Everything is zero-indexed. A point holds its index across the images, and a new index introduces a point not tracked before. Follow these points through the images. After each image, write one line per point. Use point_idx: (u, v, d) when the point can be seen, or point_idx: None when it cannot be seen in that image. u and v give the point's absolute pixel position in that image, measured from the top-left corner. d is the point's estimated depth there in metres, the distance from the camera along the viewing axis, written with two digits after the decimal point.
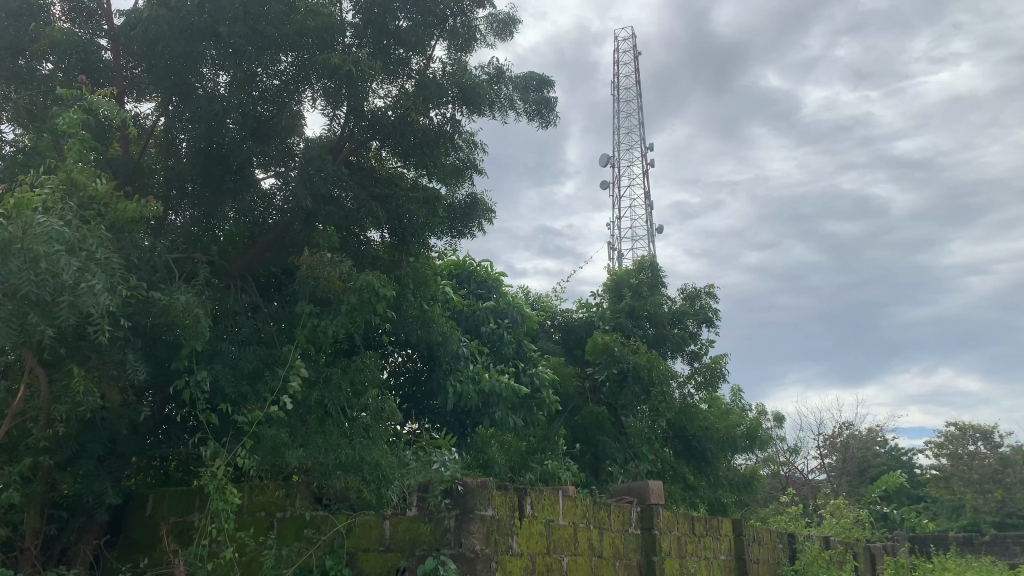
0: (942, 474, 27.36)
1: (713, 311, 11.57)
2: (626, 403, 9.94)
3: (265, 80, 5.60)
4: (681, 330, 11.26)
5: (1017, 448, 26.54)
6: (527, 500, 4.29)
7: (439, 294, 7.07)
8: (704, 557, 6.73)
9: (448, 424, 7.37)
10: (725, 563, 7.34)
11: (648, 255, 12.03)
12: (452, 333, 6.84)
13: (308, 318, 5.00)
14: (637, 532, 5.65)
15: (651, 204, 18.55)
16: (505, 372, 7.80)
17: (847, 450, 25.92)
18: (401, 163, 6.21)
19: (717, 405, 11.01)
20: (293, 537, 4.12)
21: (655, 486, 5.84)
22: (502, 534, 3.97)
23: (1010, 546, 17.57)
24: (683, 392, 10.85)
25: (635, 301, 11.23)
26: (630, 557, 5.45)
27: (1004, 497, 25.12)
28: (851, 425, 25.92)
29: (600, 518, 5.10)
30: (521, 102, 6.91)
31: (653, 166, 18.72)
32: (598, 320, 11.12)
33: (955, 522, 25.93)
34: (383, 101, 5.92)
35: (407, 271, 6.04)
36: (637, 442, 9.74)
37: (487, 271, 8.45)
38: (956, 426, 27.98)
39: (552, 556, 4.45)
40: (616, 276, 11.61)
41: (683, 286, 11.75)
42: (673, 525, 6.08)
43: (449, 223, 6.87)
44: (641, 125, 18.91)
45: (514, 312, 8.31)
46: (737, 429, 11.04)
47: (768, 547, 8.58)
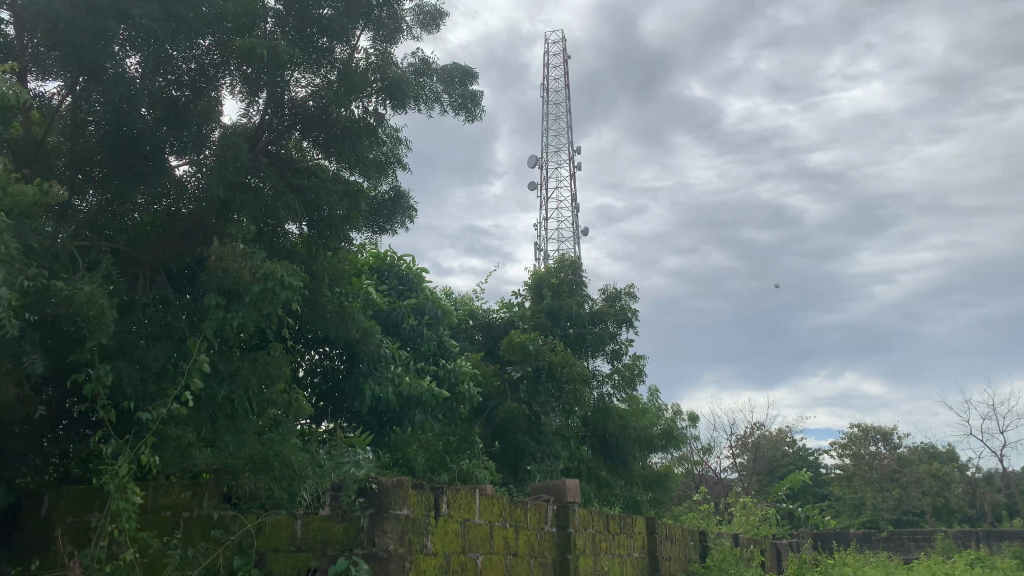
0: (844, 473, 28.60)
1: (632, 311, 11.77)
2: (547, 405, 10.11)
3: (182, 64, 5.39)
4: (599, 330, 11.43)
5: (914, 449, 27.96)
6: (444, 498, 4.26)
7: (359, 292, 7.00)
8: (618, 554, 6.83)
9: (365, 423, 7.36)
10: (638, 560, 7.47)
11: (570, 255, 12.16)
12: (371, 331, 6.81)
13: (215, 310, 4.83)
14: (552, 530, 5.68)
15: (577, 206, 18.76)
16: (426, 371, 7.78)
17: (757, 450, 26.82)
18: (322, 154, 6.11)
19: (635, 404, 11.22)
20: (199, 537, 4.01)
21: (572, 484, 5.87)
22: (417, 534, 3.93)
23: (905, 542, 18.46)
24: (601, 391, 11.01)
25: (556, 301, 11.33)
26: (545, 555, 5.48)
27: (901, 495, 26.41)
28: (762, 426, 26.82)
29: (516, 516, 5.10)
30: (446, 95, 6.88)
31: (581, 169, 18.95)
32: (519, 321, 11.11)
33: (855, 519, 27.11)
34: (305, 91, 5.84)
35: (322, 264, 5.94)
36: (553, 441, 9.95)
37: (409, 267, 8.38)
38: (859, 428, 29.24)
39: (467, 555, 4.43)
40: (538, 275, 11.68)
41: (604, 287, 11.93)
42: (588, 523, 6.15)
43: (372, 218, 6.79)
44: (569, 128, 19.14)
45: (433, 307, 8.17)
46: (652, 428, 11.27)
47: (680, 544, 8.78)
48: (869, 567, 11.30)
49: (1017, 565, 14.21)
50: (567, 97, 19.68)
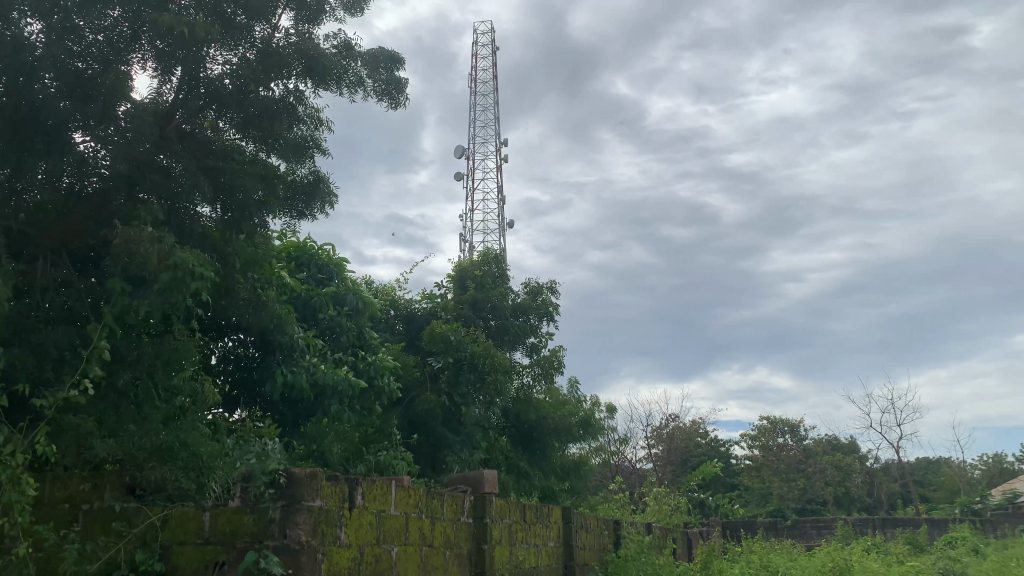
0: (753, 464, 29.66)
1: (553, 306, 11.95)
2: (467, 396, 9.99)
3: (89, 36, 5.12)
4: (521, 322, 11.52)
5: (818, 441, 29.19)
6: (358, 490, 4.20)
7: (274, 278, 6.79)
8: (533, 544, 6.87)
9: (280, 412, 7.22)
10: (553, 550, 7.54)
11: (494, 247, 12.18)
12: (287, 317, 6.68)
13: (119, 297, 4.58)
14: (469, 521, 5.67)
15: (502, 198, 18.81)
16: (343, 362, 7.67)
17: (672, 442, 27.54)
18: (238, 135, 5.91)
19: (555, 396, 11.37)
20: (100, 531, 3.83)
21: (490, 475, 5.89)
22: (330, 525, 3.86)
23: (808, 529, 19.24)
24: (520, 382, 11.13)
25: (480, 293, 11.33)
26: (461, 546, 5.47)
27: (805, 485, 27.57)
28: (677, 418, 27.50)
29: (432, 507, 5.07)
30: (370, 80, 6.76)
31: (507, 161, 19.00)
32: (441, 312, 11.03)
33: (761, 508, 28.14)
34: (220, 69, 5.62)
35: (234, 248, 5.79)
36: (473, 432, 9.86)
37: (329, 256, 8.22)
38: (767, 420, 30.33)
39: (381, 547, 4.38)
40: (461, 267, 11.65)
41: (527, 281, 12.06)
42: (505, 514, 6.18)
43: (291, 202, 6.58)
44: (496, 120, 19.16)
45: (355, 298, 8.10)
46: (572, 419, 11.41)
47: (595, 533, 8.94)
48: (773, 554, 11.75)
49: (908, 551, 15.00)
50: (495, 88, 19.69)
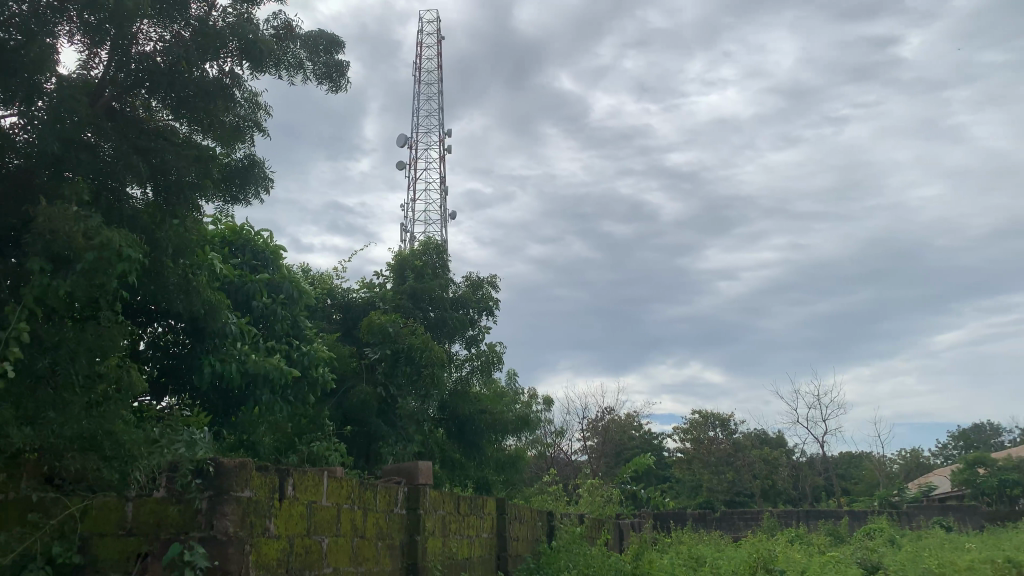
0: (685, 456, 30.31)
1: (493, 300, 11.98)
2: (403, 388, 9.89)
3: (13, 5, 4.87)
4: (460, 314, 11.50)
5: (748, 435, 29.97)
6: (289, 480, 4.13)
7: (207, 264, 6.58)
8: (466, 535, 6.87)
9: (210, 401, 7.05)
10: (486, 542, 7.55)
11: (435, 237, 12.12)
12: (219, 304, 6.52)
13: (39, 276, 4.37)
14: (403, 511, 5.64)
15: (445, 188, 18.73)
16: (276, 351, 7.51)
17: (607, 434, 27.96)
18: (171, 116, 5.74)
19: (492, 389, 11.40)
20: (15, 522, 3.65)
21: (425, 466, 5.88)
22: (259, 516, 3.79)
23: (735, 520, 19.73)
24: (458, 374, 11.12)
25: (419, 283, 11.26)
26: (394, 537, 5.43)
27: (734, 477, 28.31)
28: (612, 411, 27.90)
29: (365, 499, 5.03)
30: (310, 63, 6.65)
31: (450, 151, 18.90)
32: (379, 301, 10.93)
33: (692, 499, 28.77)
34: (153, 46, 5.48)
35: (166, 233, 5.56)
36: (408, 424, 9.77)
37: (264, 242, 8.04)
38: (700, 414, 31.02)
39: (311, 538, 4.32)
40: (401, 256, 11.56)
41: (467, 274, 12.07)
42: (439, 505, 6.17)
43: (226, 186, 6.44)
44: (440, 109, 19.04)
45: (290, 287, 7.96)
46: (508, 412, 11.47)
47: (528, 524, 9.00)
48: (701, 545, 12.04)
49: (829, 541, 15.51)
50: (440, 77, 19.57)
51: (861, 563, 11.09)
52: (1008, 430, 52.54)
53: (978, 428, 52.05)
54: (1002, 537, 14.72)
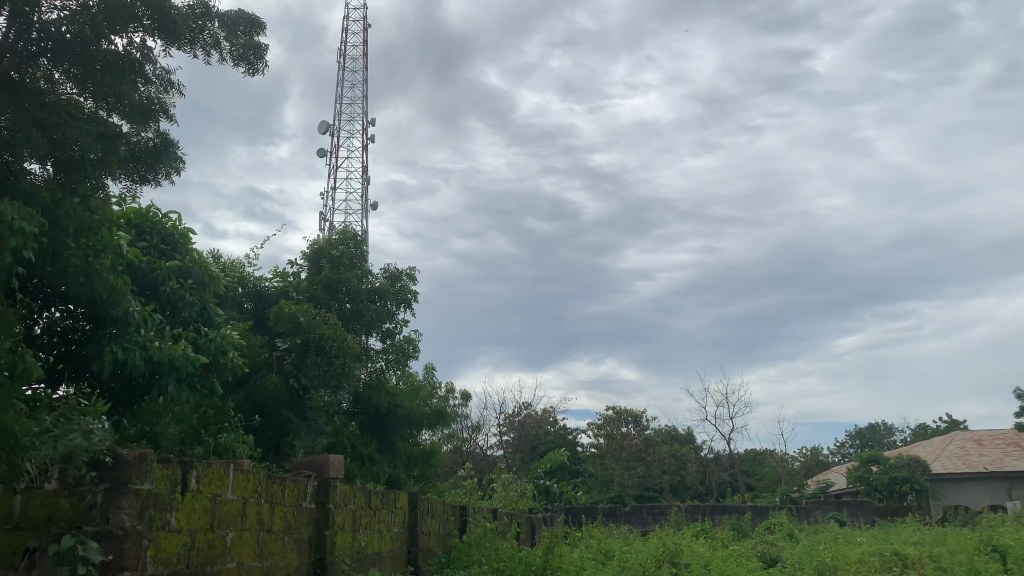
0: (598, 452, 30.84)
1: (412, 293, 12.00)
2: (316, 380, 9.70)
3: None
4: (377, 306, 11.40)
5: (658, 432, 30.70)
6: (192, 473, 4.00)
7: (112, 246, 6.31)
8: (377, 529, 6.80)
9: (112, 390, 6.76)
10: (397, 536, 7.48)
11: (352, 228, 11.92)
12: (123, 289, 6.25)
13: None
14: (311, 505, 5.54)
15: (367, 178, 18.50)
16: (183, 338, 7.24)
17: (522, 429, 28.20)
18: (76, 89, 5.43)
19: (409, 384, 11.45)
20: None
21: (335, 460, 5.77)
22: (159, 510, 3.67)
23: (644, 515, 20.16)
24: (372, 367, 10.97)
25: (334, 274, 11.09)
26: (301, 532, 5.32)
27: (644, 473, 28.99)
28: (528, 406, 28.16)
29: (272, 492, 4.90)
30: (227, 43, 6.43)
31: (373, 141, 18.67)
32: (293, 291, 10.66)
33: (603, 494, 29.32)
34: (57, 16, 5.23)
35: (66, 212, 5.25)
36: (319, 417, 9.61)
37: (173, 225, 7.77)
38: (614, 411, 31.61)
39: (215, 533, 4.20)
40: (316, 245, 11.30)
41: (385, 265, 12.02)
42: (350, 499, 6.10)
43: (134, 166, 6.16)
44: (364, 98, 18.78)
45: (200, 272, 7.71)
46: (425, 406, 11.47)
47: (440, 518, 8.97)
48: (610, 539, 12.30)
49: (732, 535, 16.05)
50: (364, 66, 19.31)
51: (760, 557, 11.53)
52: (900, 430, 55.47)
53: (873, 428, 54.79)
54: (889, 531, 15.53)
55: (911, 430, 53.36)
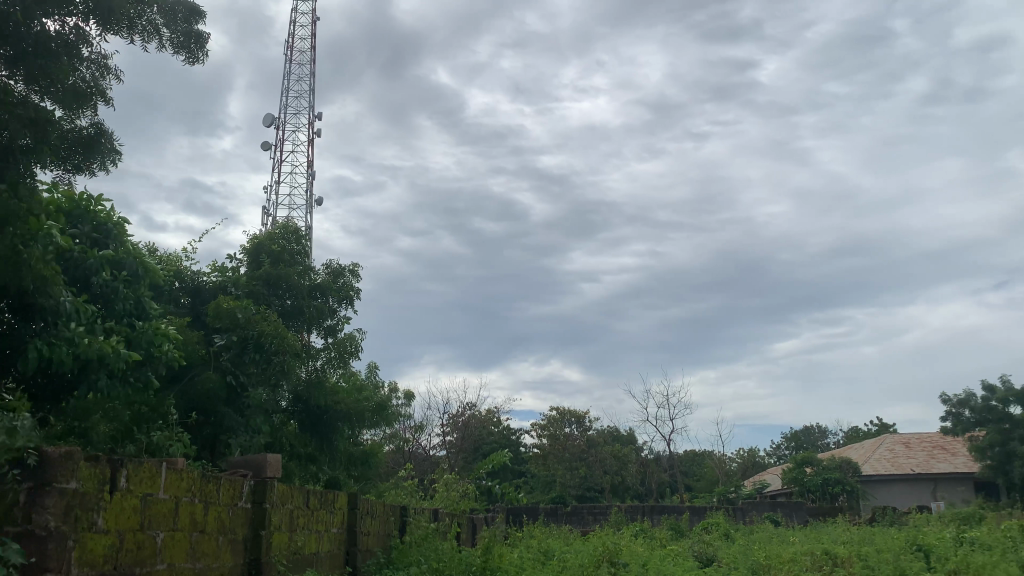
0: (541, 453, 30.95)
1: (353, 290, 11.95)
2: (254, 377, 9.51)
3: None
4: (319, 303, 11.32)
5: (600, 432, 30.98)
6: (122, 472, 3.88)
7: (42, 234, 6.06)
8: (314, 530, 6.70)
9: (37, 386, 6.49)
10: (335, 536, 7.38)
11: (294, 223, 11.75)
12: (53, 279, 6.01)
13: None
14: (247, 505, 5.42)
15: (312, 173, 18.23)
16: (115, 332, 7.01)
17: (466, 429, 28.15)
18: (4, 71, 5.21)
19: (351, 382, 11.31)
20: None
21: (273, 459, 5.71)
22: (86, 510, 3.55)
23: (585, 515, 20.30)
24: (313, 365, 10.86)
25: (274, 269, 10.89)
26: (235, 533, 5.19)
27: (586, 473, 29.21)
28: (472, 407, 28.13)
29: (206, 491, 4.78)
30: (166, 30, 6.27)
31: (319, 135, 18.41)
32: (232, 286, 10.40)
33: (545, 494, 29.44)
34: None
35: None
36: (257, 415, 9.41)
37: (107, 215, 7.50)
38: (557, 411, 31.76)
39: (144, 534, 4.07)
40: (257, 239, 11.07)
41: (328, 262, 11.96)
42: (287, 499, 5.99)
43: (66, 155, 5.95)
44: (310, 91, 18.51)
45: (134, 263, 7.47)
46: (366, 406, 11.34)
47: (380, 519, 8.87)
48: (551, 539, 12.35)
49: (670, 535, 16.27)
50: (312, 58, 19.04)
51: (696, 557, 11.71)
52: (833, 432, 57.06)
53: (808, 431, 56.29)
54: (821, 531, 15.93)
55: (843, 433, 55.02)
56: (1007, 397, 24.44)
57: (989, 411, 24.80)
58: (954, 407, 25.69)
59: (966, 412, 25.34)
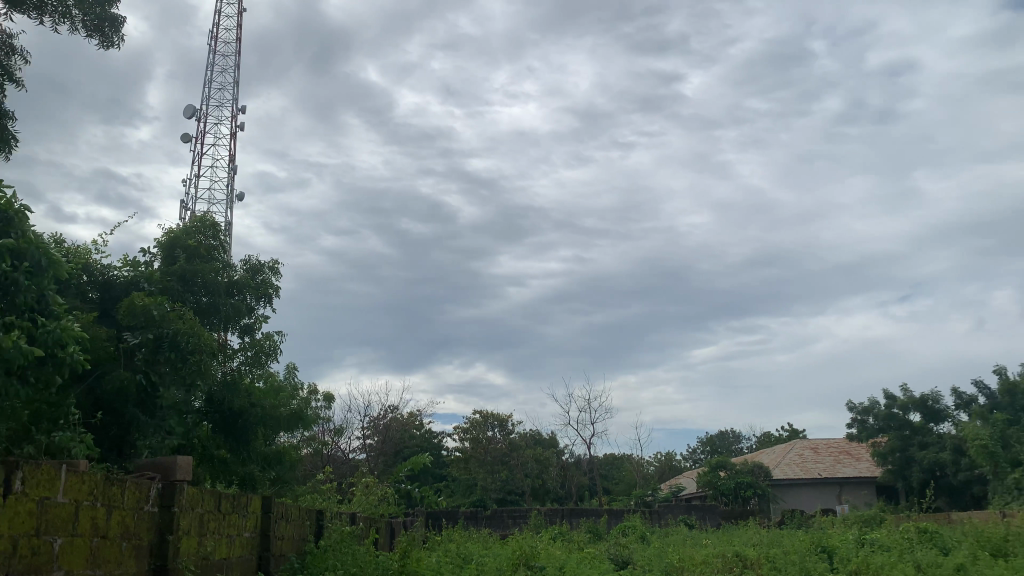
0: (462, 456, 30.86)
1: (271, 287, 11.77)
2: (166, 377, 9.13)
3: None
4: (236, 301, 11.07)
5: (523, 436, 31.08)
6: (17, 474, 3.67)
7: None
8: (226, 534, 6.51)
9: None
10: (247, 542, 7.16)
11: (211, 217, 11.41)
12: None
13: None
14: (153, 509, 5.21)
15: (234, 167, 17.77)
16: (15, 327, 6.61)
17: (387, 432, 27.95)
18: None
19: (269, 382, 11.05)
20: None
21: (184, 461, 5.46)
22: None
23: (504, 518, 20.34)
24: (228, 366, 10.62)
25: (189, 265, 10.54)
26: (140, 538, 4.99)
27: (506, 476, 29.30)
28: (394, 409, 27.94)
29: (110, 495, 4.58)
30: (77, 24, 7.28)
31: (243, 129, 17.97)
32: (144, 282, 9.95)
33: (465, 498, 29.39)
34: None
35: None
36: (169, 416, 9.11)
37: (8, 201, 6.94)
38: (480, 414, 31.69)
39: (41, 539, 3.87)
40: (173, 234, 10.69)
41: (246, 257, 11.73)
42: (197, 503, 5.79)
43: None
44: (234, 83, 18.08)
45: (37, 254, 7.01)
46: (284, 408, 11.10)
47: (295, 523, 8.68)
48: (469, 543, 12.31)
49: (587, 538, 16.47)
50: (237, 50, 18.61)
51: (612, 560, 11.87)
52: (747, 438, 58.85)
53: (723, 436, 57.90)
54: (732, 533, 16.43)
55: (755, 438, 56.80)
56: (907, 404, 25.70)
57: (891, 418, 26.01)
58: (859, 414, 26.83)
59: (870, 418, 26.52)
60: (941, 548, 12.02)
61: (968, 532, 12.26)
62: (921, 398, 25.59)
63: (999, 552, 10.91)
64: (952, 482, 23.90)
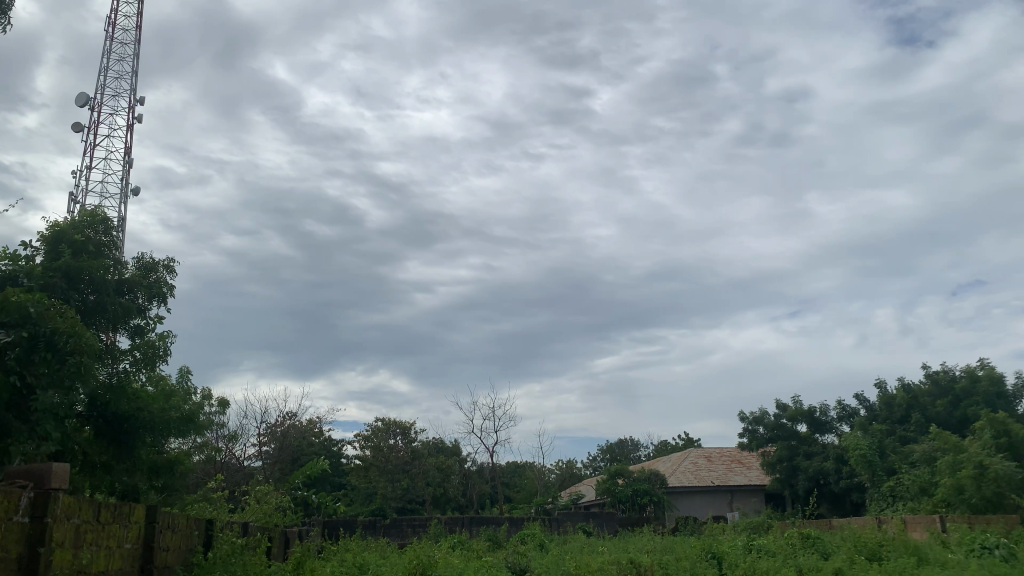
0: (363, 463, 30.36)
1: (165, 287, 11.29)
2: (43, 378, 8.52)
3: None
4: (126, 300, 10.56)
5: (425, 443, 30.83)
6: None
7: None
8: (105, 546, 6.16)
9: None
10: (128, 553, 6.79)
11: (101, 211, 10.84)
12: None
13: None
14: (24, 521, 4.87)
15: (129, 160, 16.96)
16: None
17: (284, 440, 27.24)
18: None
19: (159, 386, 10.57)
20: None
21: (59, 469, 5.11)
22: None
23: (403, 527, 20.10)
24: (115, 369, 10.10)
25: (74, 261, 9.95)
26: (7, 551, 4.66)
27: (407, 484, 28.93)
28: (293, 416, 27.30)
29: None
30: None
31: (140, 120, 17.21)
32: (24, 278, 9.34)
33: (364, 506, 28.91)
34: None
35: None
36: (45, 420, 8.56)
37: None
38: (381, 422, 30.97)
39: None
40: (57, 227, 10.08)
41: (138, 255, 11.21)
42: (74, 511, 5.46)
43: None
44: (132, 73, 17.30)
45: None
46: (175, 412, 10.64)
47: (182, 532, 8.29)
48: (366, 552, 12.10)
49: (485, 546, 16.44)
50: (137, 39, 17.85)
51: (509, 568, 11.88)
52: (645, 446, 60.22)
53: (622, 444, 59.03)
54: (627, 539, 16.76)
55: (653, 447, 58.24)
56: (796, 416, 26.85)
57: (780, 428, 27.12)
58: (751, 424, 27.86)
59: (761, 428, 27.57)
60: (822, 553, 12.61)
61: (846, 538, 12.91)
62: (809, 410, 26.82)
63: (874, 556, 11.54)
64: (834, 490, 25.12)
